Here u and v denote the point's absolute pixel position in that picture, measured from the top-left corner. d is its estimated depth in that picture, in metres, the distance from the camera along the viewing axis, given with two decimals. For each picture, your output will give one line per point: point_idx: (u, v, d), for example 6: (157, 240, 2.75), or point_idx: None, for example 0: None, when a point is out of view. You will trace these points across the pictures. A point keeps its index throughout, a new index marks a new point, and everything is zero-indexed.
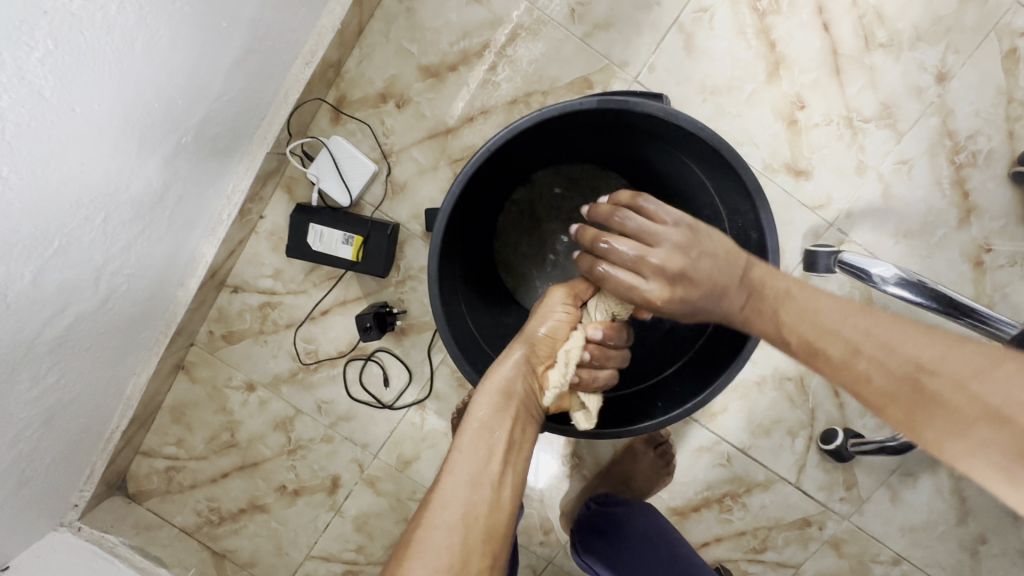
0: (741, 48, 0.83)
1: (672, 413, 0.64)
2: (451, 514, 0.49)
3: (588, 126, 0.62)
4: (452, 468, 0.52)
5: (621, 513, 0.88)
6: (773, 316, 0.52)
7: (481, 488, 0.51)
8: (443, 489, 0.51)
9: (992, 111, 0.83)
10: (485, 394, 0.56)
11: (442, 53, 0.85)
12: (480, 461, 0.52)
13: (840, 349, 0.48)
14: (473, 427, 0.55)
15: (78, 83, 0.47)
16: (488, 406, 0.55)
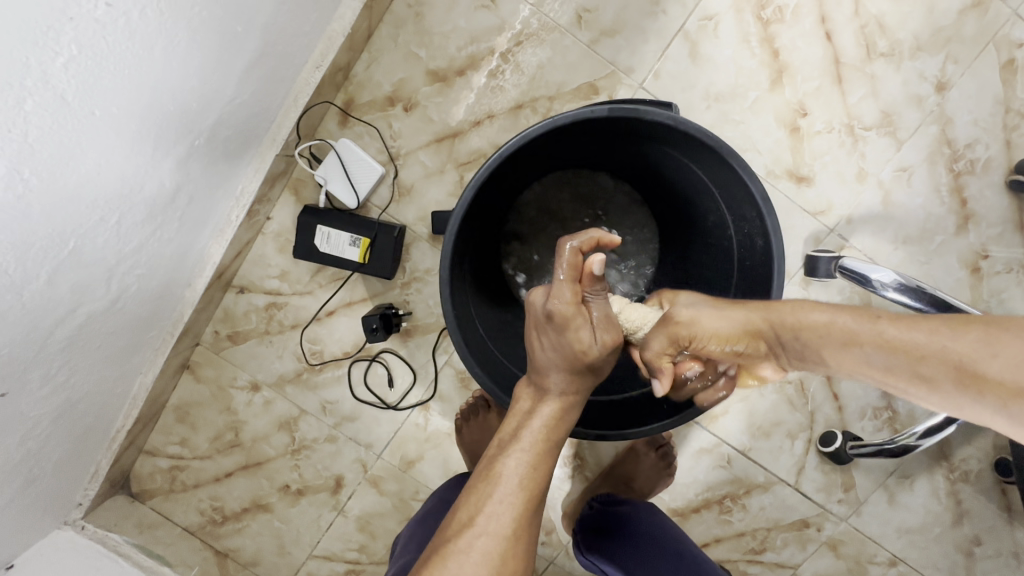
0: (745, 56, 0.84)
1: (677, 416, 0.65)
2: (511, 525, 0.51)
3: (597, 132, 0.63)
4: (511, 479, 0.53)
5: (629, 512, 0.89)
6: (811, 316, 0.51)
7: (536, 504, 0.53)
8: (502, 497, 0.52)
9: (990, 121, 0.85)
10: (549, 413, 0.57)
11: (450, 57, 0.86)
12: (536, 476, 0.54)
13: (935, 339, 0.43)
14: (530, 440, 0.56)
15: (99, 87, 0.47)
16: (547, 421, 0.57)
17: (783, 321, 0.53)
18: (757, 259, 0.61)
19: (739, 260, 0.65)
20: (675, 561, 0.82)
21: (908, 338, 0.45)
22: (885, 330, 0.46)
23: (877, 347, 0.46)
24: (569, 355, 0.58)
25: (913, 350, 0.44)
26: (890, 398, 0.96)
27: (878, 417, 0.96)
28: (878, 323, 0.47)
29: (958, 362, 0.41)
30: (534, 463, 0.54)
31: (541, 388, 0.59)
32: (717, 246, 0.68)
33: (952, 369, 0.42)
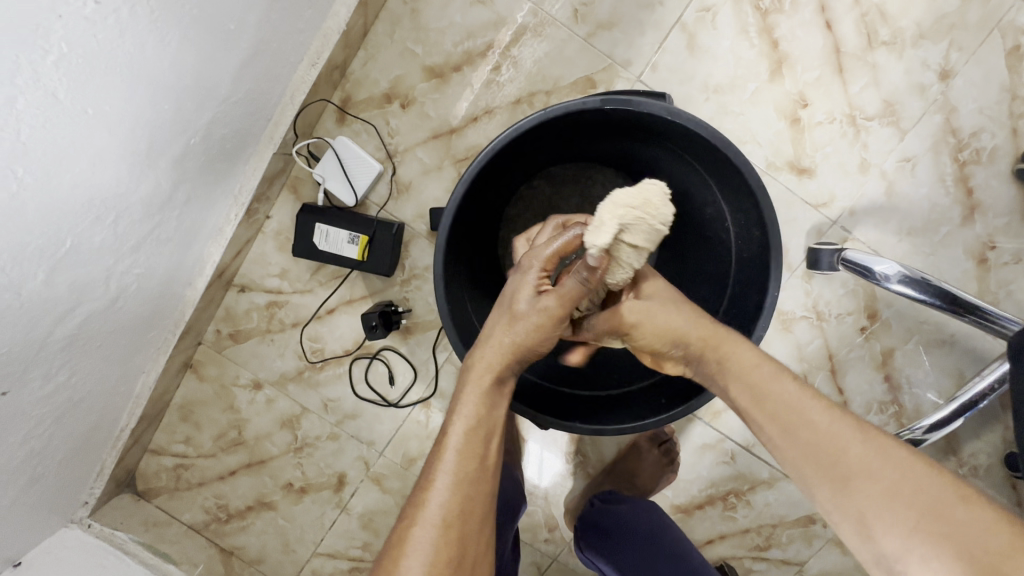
0: (743, 47, 0.83)
1: (677, 408, 0.64)
2: (446, 512, 0.50)
3: (591, 125, 0.62)
4: (443, 469, 0.52)
5: (630, 514, 0.88)
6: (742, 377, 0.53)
7: (474, 482, 0.53)
8: (435, 488, 0.52)
9: (996, 108, 0.83)
10: (471, 389, 0.57)
11: (446, 53, 0.86)
12: (469, 460, 0.53)
13: (832, 429, 0.49)
14: (459, 426, 0.55)
15: (90, 86, 0.48)
16: (476, 405, 0.56)
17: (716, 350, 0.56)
18: (756, 250, 0.60)
19: (738, 252, 0.64)
20: (675, 562, 0.82)
21: (818, 423, 0.49)
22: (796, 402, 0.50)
23: (784, 409, 0.51)
24: (500, 344, 0.57)
25: (807, 421, 0.49)
26: (896, 393, 0.94)
27: (884, 411, 0.95)
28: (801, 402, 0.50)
29: (833, 443, 0.48)
30: (462, 445, 0.54)
31: (469, 377, 0.57)
32: (714, 240, 0.67)
33: (829, 454, 0.48)
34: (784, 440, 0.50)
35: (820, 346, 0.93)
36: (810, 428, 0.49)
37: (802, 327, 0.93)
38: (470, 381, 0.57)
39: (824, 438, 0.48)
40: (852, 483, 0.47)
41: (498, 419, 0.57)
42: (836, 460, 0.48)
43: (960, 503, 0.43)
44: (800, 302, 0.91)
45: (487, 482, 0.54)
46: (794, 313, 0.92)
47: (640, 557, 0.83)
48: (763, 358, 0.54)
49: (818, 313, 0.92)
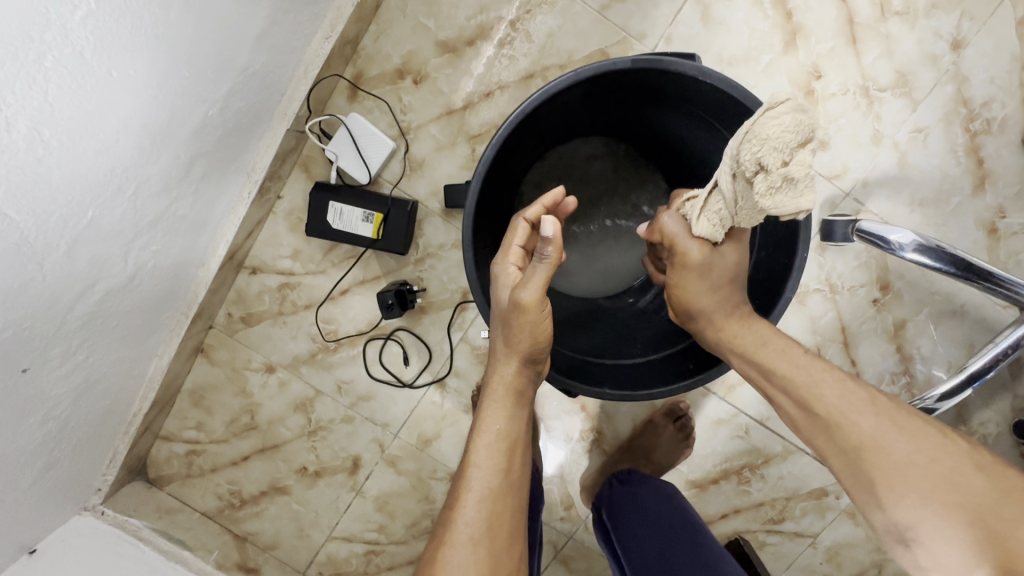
0: (757, 18, 0.83)
1: (707, 373, 0.64)
2: (474, 530, 0.52)
3: (616, 90, 0.62)
4: (471, 489, 0.54)
5: (650, 501, 0.86)
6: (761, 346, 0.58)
7: (501, 499, 0.54)
8: (464, 506, 0.54)
9: (1006, 78, 0.84)
10: (493, 406, 0.58)
11: (459, 28, 0.85)
12: (494, 476, 0.55)
13: (843, 402, 0.51)
14: (482, 444, 0.57)
15: (116, 46, 0.47)
16: (498, 422, 0.58)
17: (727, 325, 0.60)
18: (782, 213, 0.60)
19: (762, 217, 0.64)
20: (691, 553, 0.79)
21: (833, 396, 0.52)
22: (811, 375, 0.54)
23: (801, 382, 0.54)
24: (512, 356, 0.59)
25: (821, 394, 0.53)
26: (908, 364, 0.95)
27: (895, 382, 0.96)
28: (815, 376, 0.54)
29: (845, 413, 0.51)
30: (488, 462, 0.55)
31: (490, 394, 0.59)
32: None
33: (840, 423, 0.51)
34: (797, 408, 0.54)
35: (833, 319, 0.94)
36: (827, 399, 0.52)
37: (816, 300, 0.93)
38: (491, 396, 0.59)
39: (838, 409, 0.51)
40: (863, 452, 0.49)
41: (521, 430, 0.59)
42: (849, 429, 0.50)
43: (969, 471, 0.46)
44: (813, 275, 0.92)
45: (512, 496, 0.55)
46: (807, 286, 0.93)
47: (645, 536, 0.82)
48: (776, 334, 0.59)
49: (831, 285, 0.93)
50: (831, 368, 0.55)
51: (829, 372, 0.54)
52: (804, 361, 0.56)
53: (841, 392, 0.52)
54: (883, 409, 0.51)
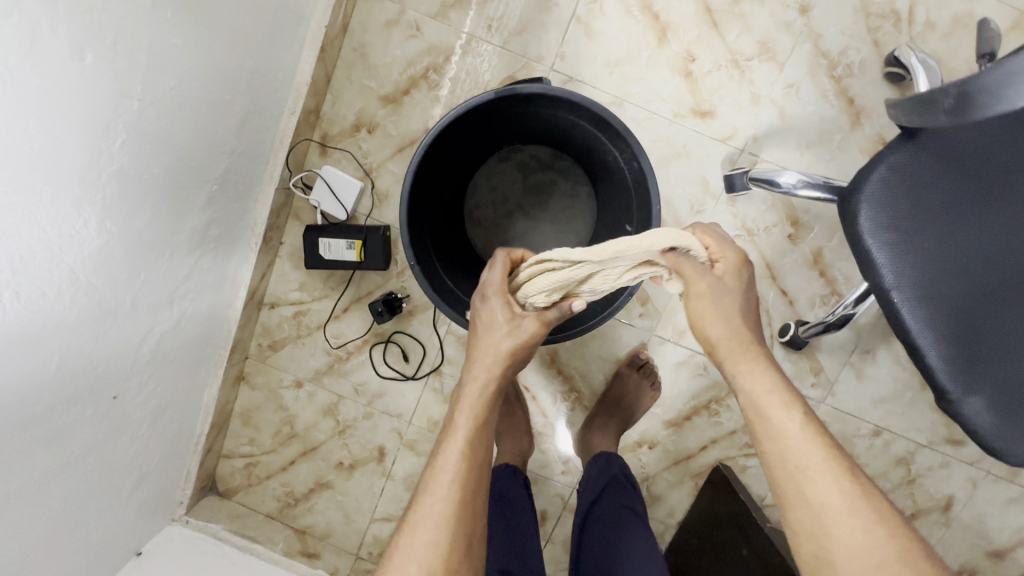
0: (631, 25, 1.00)
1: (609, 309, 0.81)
2: (450, 488, 0.61)
3: (501, 111, 0.81)
4: (448, 455, 0.63)
5: (615, 534, 0.86)
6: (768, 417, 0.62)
7: (475, 468, 0.63)
8: (442, 467, 0.62)
9: (854, 28, 0.99)
10: (470, 390, 0.68)
11: (395, 82, 1.05)
12: (472, 446, 0.64)
13: (819, 466, 0.58)
14: (460, 422, 0.66)
15: (143, 157, 0.69)
16: (473, 407, 0.67)
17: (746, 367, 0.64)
18: (640, 178, 0.78)
19: (632, 185, 0.81)
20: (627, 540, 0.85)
21: (810, 463, 0.59)
22: (800, 440, 0.60)
23: (784, 447, 0.60)
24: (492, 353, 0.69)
25: (801, 452, 0.59)
26: (833, 285, 1.08)
27: (826, 303, 1.09)
28: (806, 442, 0.59)
29: (810, 477, 0.58)
30: (463, 436, 0.64)
31: (467, 383, 0.69)
32: (618, 179, 0.85)
33: (802, 483, 0.58)
34: (778, 469, 0.60)
35: (758, 258, 1.08)
36: (800, 463, 0.59)
37: (738, 245, 1.08)
38: (467, 384, 0.69)
39: (807, 470, 0.58)
40: (817, 512, 0.57)
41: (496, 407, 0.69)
42: (807, 489, 0.58)
43: (906, 557, 0.54)
44: (730, 224, 1.07)
45: (483, 467, 0.64)
46: (728, 234, 1.08)
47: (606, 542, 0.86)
48: (779, 386, 0.62)
49: (748, 230, 1.07)
50: (819, 434, 0.60)
51: (820, 436, 0.60)
52: (796, 428, 0.60)
53: (820, 459, 0.59)
54: (849, 479, 0.58)
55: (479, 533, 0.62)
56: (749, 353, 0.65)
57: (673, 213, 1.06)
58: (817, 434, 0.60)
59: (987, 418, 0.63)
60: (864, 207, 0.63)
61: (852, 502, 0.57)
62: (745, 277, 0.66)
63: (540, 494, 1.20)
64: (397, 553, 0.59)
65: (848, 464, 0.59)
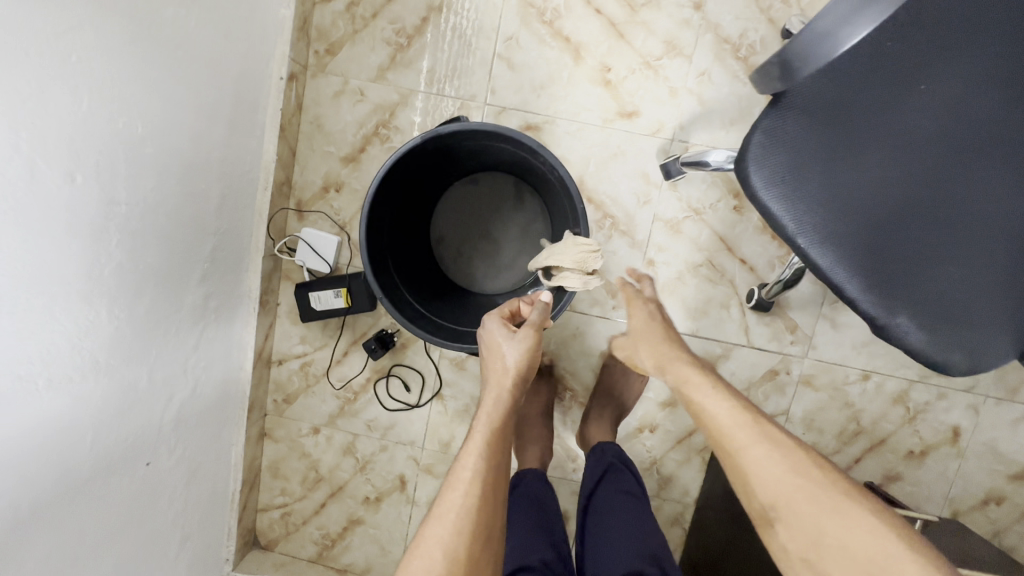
0: (546, 51, 1.11)
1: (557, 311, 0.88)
2: (471, 482, 0.66)
3: (436, 151, 0.92)
4: (468, 458, 0.69)
5: (639, 534, 0.89)
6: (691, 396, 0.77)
7: (493, 472, 0.68)
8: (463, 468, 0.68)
9: (748, 12, 1.08)
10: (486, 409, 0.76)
11: (351, 143, 1.18)
12: (492, 455, 0.69)
13: (737, 424, 0.71)
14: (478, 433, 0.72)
15: (137, 250, 0.80)
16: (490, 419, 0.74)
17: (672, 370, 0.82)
18: (564, 185, 0.87)
19: (562, 191, 0.91)
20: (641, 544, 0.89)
21: (733, 425, 0.71)
22: (720, 407, 0.73)
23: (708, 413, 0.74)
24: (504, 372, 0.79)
25: (720, 414, 0.72)
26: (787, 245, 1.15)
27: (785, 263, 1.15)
28: (722, 407, 0.73)
29: (728, 434, 0.70)
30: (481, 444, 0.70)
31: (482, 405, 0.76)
32: (551, 188, 0.94)
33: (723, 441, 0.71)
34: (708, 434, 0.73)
35: (711, 234, 1.15)
36: (723, 425, 0.71)
37: (689, 225, 1.15)
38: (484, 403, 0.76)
39: (727, 428, 0.71)
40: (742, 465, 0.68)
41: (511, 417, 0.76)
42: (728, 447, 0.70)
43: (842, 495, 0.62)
44: (676, 207, 1.14)
45: (502, 475, 0.70)
46: (678, 218, 1.15)
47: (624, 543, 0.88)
48: (699, 369, 0.79)
49: (695, 210, 1.15)
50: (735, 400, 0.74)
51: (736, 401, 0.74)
52: (712, 397, 0.74)
53: (739, 420, 0.71)
54: (769, 431, 0.69)
55: (495, 534, 0.66)
56: (676, 357, 0.83)
57: (622, 208, 1.15)
58: (732, 399, 0.74)
59: (919, 335, 0.70)
60: (754, 169, 0.70)
61: (778, 450, 0.67)
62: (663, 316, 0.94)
63: (557, 495, 1.26)
64: (419, 545, 0.63)
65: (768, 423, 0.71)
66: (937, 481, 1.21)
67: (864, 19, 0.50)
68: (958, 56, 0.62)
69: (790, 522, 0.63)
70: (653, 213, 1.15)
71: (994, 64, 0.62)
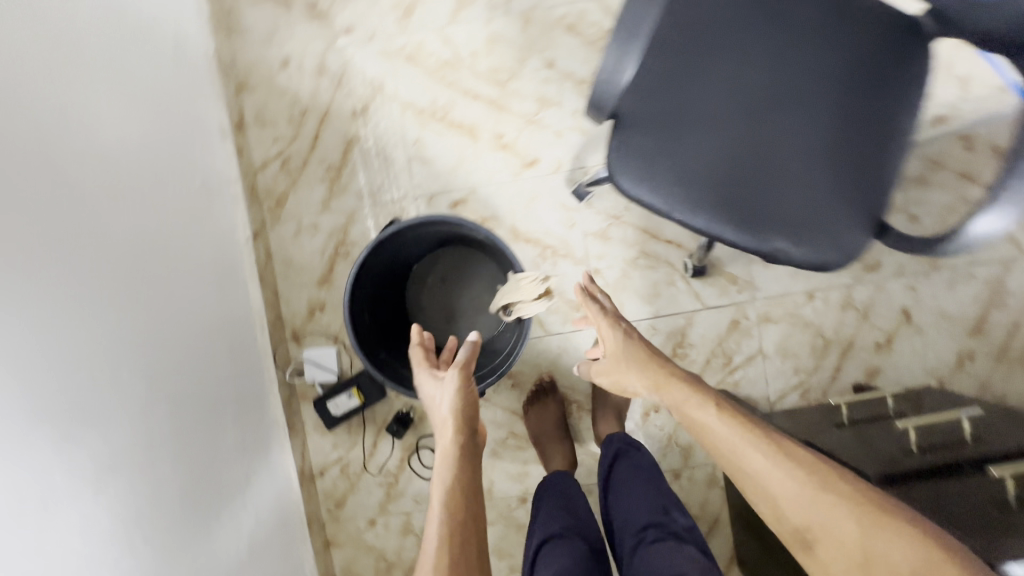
0: (449, 140, 1.35)
1: (518, 348, 1.04)
2: (442, 531, 0.73)
3: (387, 250, 1.11)
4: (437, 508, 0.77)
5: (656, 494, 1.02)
6: (699, 427, 0.84)
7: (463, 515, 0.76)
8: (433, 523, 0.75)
9: (590, 55, 1.33)
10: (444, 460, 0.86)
11: (320, 267, 1.37)
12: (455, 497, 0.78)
13: (751, 453, 0.76)
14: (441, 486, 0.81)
15: (179, 418, 0.97)
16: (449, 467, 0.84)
17: (667, 393, 0.90)
18: (492, 238, 1.07)
19: (494, 243, 1.10)
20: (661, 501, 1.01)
21: (746, 450, 0.76)
22: (727, 434, 0.79)
23: (717, 441, 0.80)
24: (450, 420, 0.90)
25: (728, 442, 0.79)
26: None
27: None
28: (733, 438, 0.78)
29: (742, 463, 0.76)
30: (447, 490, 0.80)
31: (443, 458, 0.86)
32: (486, 243, 1.14)
33: (739, 470, 0.77)
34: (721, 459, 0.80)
35: (635, 229, 1.35)
36: (740, 455, 0.77)
37: (615, 229, 1.35)
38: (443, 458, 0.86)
39: (744, 462, 0.76)
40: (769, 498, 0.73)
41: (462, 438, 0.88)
42: (748, 477, 0.75)
43: (871, 525, 0.63)
44: (599, 219, 1.34)
45: (473, 518, 0.77)
46: (603, 226, 1.35)
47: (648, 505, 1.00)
48: (686, 391, 0.87)
49: (614, 215, 1.34)
50: (744, 425, 0.79)
51: (746, 425, 0.79)
52: (714, 422, 0.82)
53: (751, 444, 0.76)
54: (788, 456, 0.73)
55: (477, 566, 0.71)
56: (665, 377, 0.91)
57: (556, 237, 1.34)
58: (737, 423, 0.80)
59: (799, 251, 0.88)
60: (623, 179, 0.88)
61: (798, 475, 0.71)
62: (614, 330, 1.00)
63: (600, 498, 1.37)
64: None
65: (783, 445, 0.76)
66: (911, 360, 1.35)
67: (629, 62, 0.75)
68: (703, 70, 0.89)
69: (824, 542, 0.66)
70: (582, 231, 1.34)
71: (731, 67, 0.89)
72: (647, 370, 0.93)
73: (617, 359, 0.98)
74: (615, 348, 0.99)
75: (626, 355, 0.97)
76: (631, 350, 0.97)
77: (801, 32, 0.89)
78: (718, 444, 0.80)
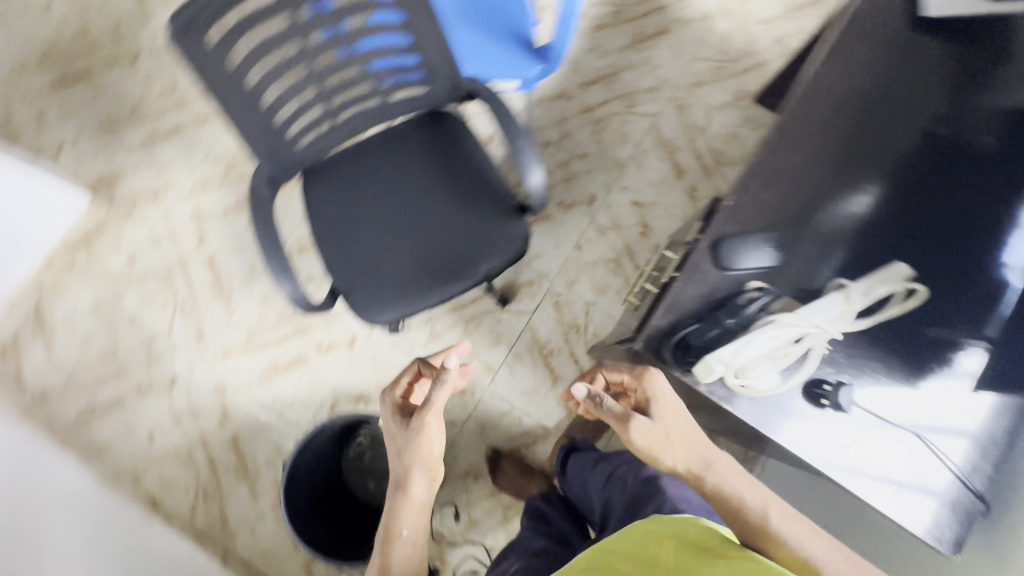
0: (293, 377, 1.66)
1: None
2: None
3: (301, 487, 1.39)
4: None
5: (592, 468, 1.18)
6: (695, 479, 0.99)
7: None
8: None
9: None
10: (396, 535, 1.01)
11: (287, 536, 1.58)
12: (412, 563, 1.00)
13: (721, 495, 0.95)
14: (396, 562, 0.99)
15: None
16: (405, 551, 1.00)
17: (672, 438, 1.03)
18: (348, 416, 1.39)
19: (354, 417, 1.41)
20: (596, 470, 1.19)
21: (725, 494, 0.94)
22: (712, 482, 0.97)
23: (704, 484, 0.97)
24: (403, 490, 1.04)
25: (713, 484, 0.97)
26: None
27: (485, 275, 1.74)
28: (712, 484, 0.97)
29: (716, 502, 0.95)
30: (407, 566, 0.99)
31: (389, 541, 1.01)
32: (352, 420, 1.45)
33: (715, 506, 0.95)
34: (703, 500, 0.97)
35: (449, 313, 1.70)
36: (720, 496, 0.95)
37: (438, 325, 1.69)
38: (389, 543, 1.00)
39: (720, 495, 0.95)
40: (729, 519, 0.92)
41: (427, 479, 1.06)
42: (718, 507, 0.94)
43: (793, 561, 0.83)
44: (423, 330, 1.69)
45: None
46: (431, 331, 1.69)
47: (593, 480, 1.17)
48: (688, 446, 1.02)
49: (430, 319, 1.70)
50: (735, 479, 0.97)
51: (713, 475, 0.98)
52: (715, 476, 0.98)
53: (728, 488, 0.95)
54: (758, 505, 0.91)
55: None
56: (682, 434, 1.04)
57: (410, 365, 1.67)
58: (712, 472, 0.98)
59: (496, 262, 1.26)
60: (373, 316, 1.25)
61: (742, 511, 0.91)
62: (649, 389, 1.08)
63: None
64: None
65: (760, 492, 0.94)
66: (668, 221, 1.76)
67: (284, 281, 1.07)
68: (359, 221, 1.29)
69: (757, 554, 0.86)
70: (421, 345, 1.68)
71: (371, 207, 1.30)
72: (689, 431, 1.05)
73: (652, 404, 1.08)
74: (654, 397, 1.08)
75: (671, 407, 1.07)
76: (661, 392, 1.08)
77: (386, 157, 1.31)
78: (709, 492, 0.96)
